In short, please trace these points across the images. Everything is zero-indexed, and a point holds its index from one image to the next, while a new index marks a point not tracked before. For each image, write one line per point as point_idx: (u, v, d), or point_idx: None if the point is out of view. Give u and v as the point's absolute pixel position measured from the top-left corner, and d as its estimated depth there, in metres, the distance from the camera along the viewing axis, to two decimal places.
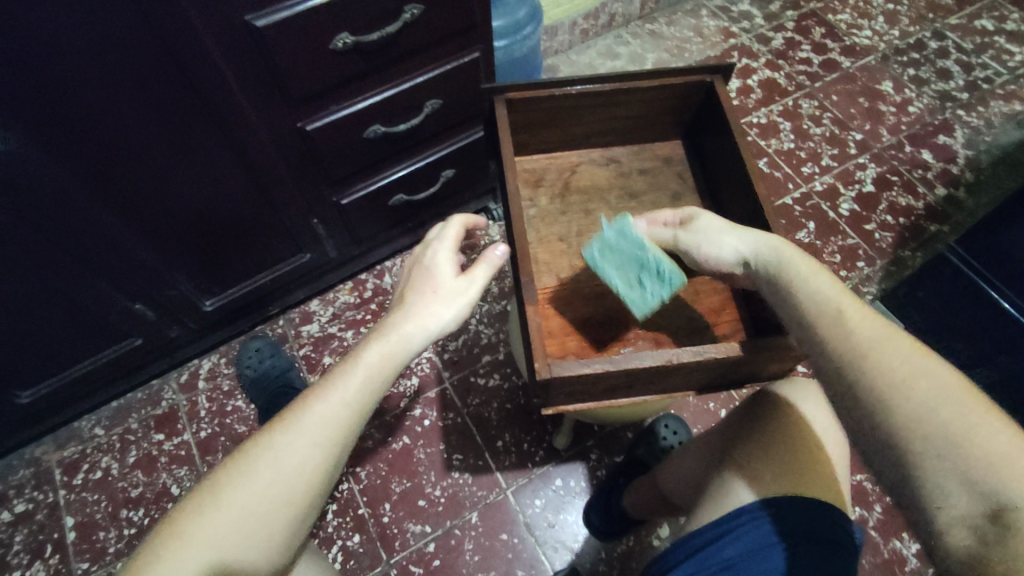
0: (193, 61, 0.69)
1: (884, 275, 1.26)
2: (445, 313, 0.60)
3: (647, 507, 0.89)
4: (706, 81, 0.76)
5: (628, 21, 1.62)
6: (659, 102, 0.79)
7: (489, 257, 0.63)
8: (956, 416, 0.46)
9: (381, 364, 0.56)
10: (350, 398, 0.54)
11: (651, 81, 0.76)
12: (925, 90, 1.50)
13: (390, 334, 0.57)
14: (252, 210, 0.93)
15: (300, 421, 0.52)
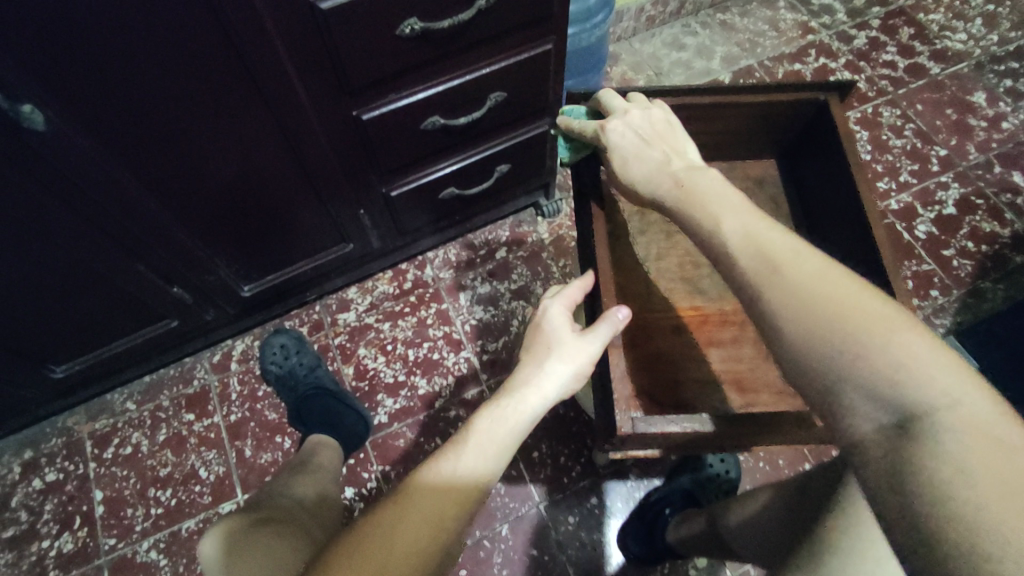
0: (251, 45, 0.64)
1: (960, 307, 1.16)
2: (561, 375, 0.59)
3: (701, 546, 0.86)
4: (819, 98, 0.74)
5: (699, 8, 1.51)
6: (763, 118, 0.78)
7: (609, 317, 0.59)
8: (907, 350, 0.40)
9: (503, 429, 0.56)
10: (469, 466, 0.53)
11: (759, 94, 0.74)
12: (1022, 105, 1.37)
13: (514, 399, 0.57)
14: (297, 199, 0.88)
15: (428, 482, 0.52)
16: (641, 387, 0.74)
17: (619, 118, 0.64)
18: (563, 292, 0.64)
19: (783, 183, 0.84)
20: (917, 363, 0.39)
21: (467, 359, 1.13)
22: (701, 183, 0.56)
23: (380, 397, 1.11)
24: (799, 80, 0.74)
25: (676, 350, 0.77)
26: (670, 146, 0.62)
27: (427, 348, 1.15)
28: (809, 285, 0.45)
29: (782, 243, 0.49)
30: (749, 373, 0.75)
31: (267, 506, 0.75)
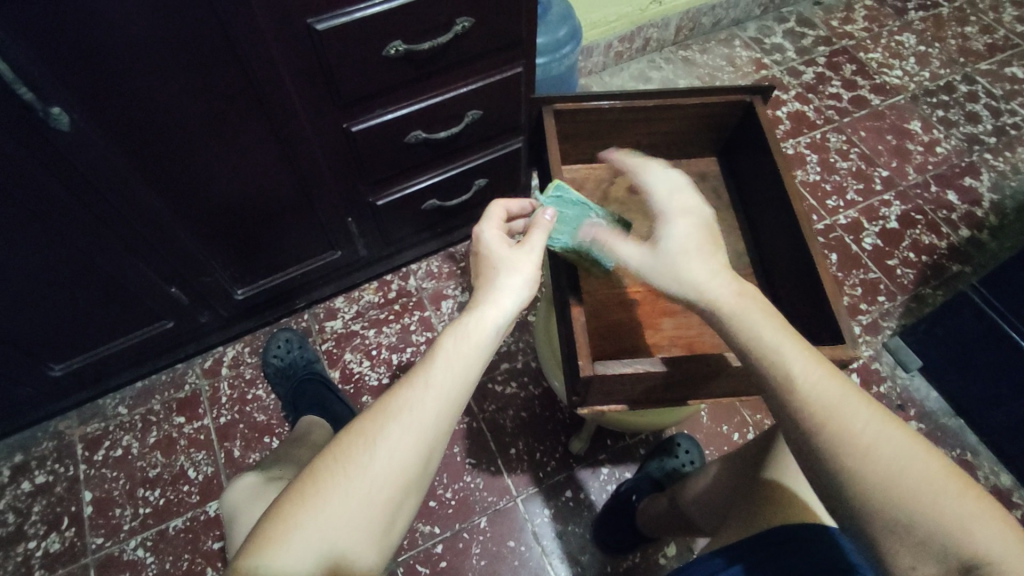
0: (256, 60, 0.73)
1: (903, 311, 1.26)
2: (511, 290, 0.60)
3: (665, 522, 0.90)
4: (746, 100, 0.85)
5: (662, 46, 1.65)
6: (701, 119, 0.88)
7: (541, 222, 0.66)
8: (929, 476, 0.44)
9: (470, 342, 0.56)
10: (436, 377, 0.53)
11: (697, 96, 0.85)
12: (953, 132, 1.52)
13: (473, 316, 0.58)
14: (290, 204, 0.95)
15: (403, 394, 0.51)
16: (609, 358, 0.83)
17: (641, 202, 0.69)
18: (491, 218, 0.68)
19: (729, 184, 0.94)
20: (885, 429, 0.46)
21: None
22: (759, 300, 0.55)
23: (364, 398, 1.16)
24: (729, 85, 0.85)
25: (640, 325, 0.85)
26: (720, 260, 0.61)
27: (410, 352, 1.21)
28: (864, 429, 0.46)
29: (838, 394, 0.48)
30: (699, 337, 0.84)
31: (275, 466, 0.85)
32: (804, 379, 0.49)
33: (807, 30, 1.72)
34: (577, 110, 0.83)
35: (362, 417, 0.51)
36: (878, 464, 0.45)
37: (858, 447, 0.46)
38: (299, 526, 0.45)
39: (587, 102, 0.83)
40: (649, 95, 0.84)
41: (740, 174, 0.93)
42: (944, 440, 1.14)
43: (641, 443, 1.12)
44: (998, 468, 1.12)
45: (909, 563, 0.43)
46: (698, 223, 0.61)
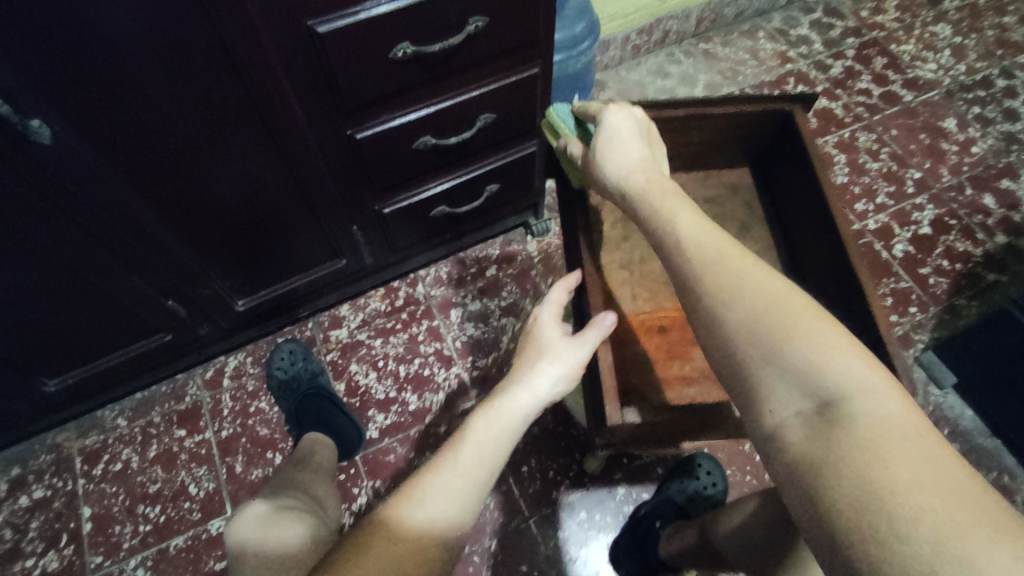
0: (253, 65, 0.67)
1: (937, 323, 1.20)
2: (558, 374, 0.66)
3: (690, 555, 0.86)
4: (786, 108, 0.78)
5: (682, 38, 1.58)
6: (735, 128, 0.81)
7: (600, 323, 0.69)
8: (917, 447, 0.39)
9: (516, 413, 0.62)
10: (484, 449, 0.58)
11: (732, 105, 0.78)
12: (990, 131, 1.44)
13: (523, 388, 0.64)
14: (292, 213, 0.90)
15: (452, 462, 0.56)
16: (634, 392, 0.80)
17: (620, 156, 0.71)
18: (554, 300, 0.72)
19: (759, 195, 0.88)
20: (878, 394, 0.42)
21: (457, 374, 1.15)
22: (664, 185, 0.60)
23: (371, 412, 1.12)
24: (767, 93, 0.78)
25: (666, 355, 0.82)
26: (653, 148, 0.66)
27: (418, 364, 1.16)
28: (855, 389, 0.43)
29: (798, 306, 0.47)
30: None
31: (279, 490, 0.80)
32: (689, 227, 0.54)
33: (835, 21, 1.63)
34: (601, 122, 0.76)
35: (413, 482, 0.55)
36: (752, 307, 0.47)
37: (736, 293, 0.49)
38: None
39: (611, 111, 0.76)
40: (681, 104, 0.77)
41: (771, 185, 0.86)
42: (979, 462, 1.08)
43: (659, 463, 1.07)
44: None
45: (774, 400, 0.45)
46: (620, 118, 0.67)
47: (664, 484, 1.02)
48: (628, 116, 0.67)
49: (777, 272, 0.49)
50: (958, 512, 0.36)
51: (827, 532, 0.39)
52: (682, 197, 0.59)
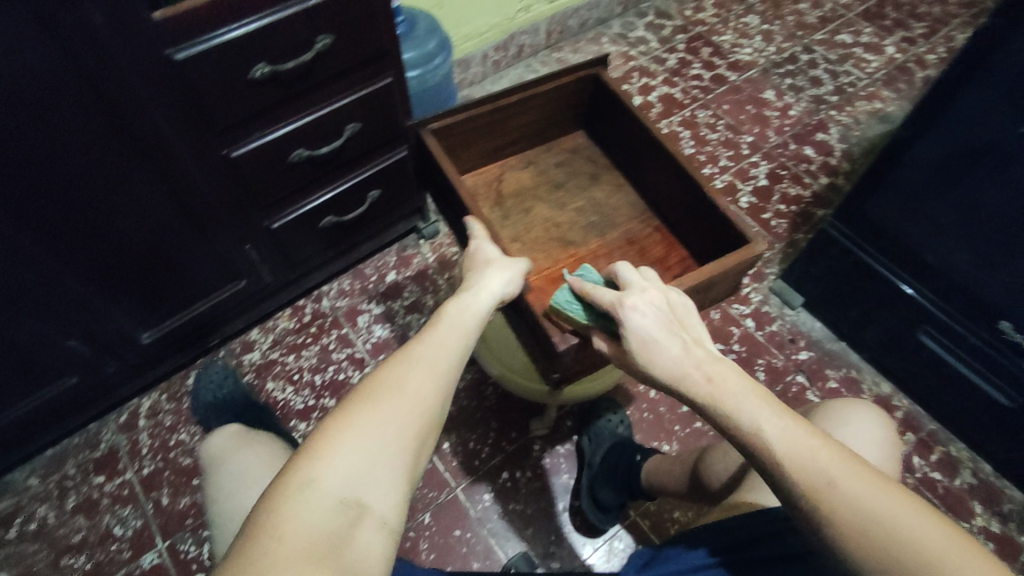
0: (121, 96, 0.74)
1: (782, 257, 1.40)
2: (502, 282, 0.71)
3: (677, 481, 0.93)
4: (591, 72, 0.94)
5: (536, 51, 1.77)
6: (560, 99, 0.97)
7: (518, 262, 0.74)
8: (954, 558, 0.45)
9: (468, 314, 0.65)
10: (444, 346, 0.60)
11: (548, 82, 0.93)
12: (802, 96, 1.70)
13: (469, 295, 0.68)
14: (184, 238, 0.96)
15: (417, 353, 0.59)
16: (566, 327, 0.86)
17: (637, 295, 0.64)
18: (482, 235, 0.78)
19: (599, 161, 1.03)
20: (900, 510, 0.47)
21: None
22: (728, 374, 0.57)
23: (293, 422, 1.17)
24: (574, 64, 0.93)
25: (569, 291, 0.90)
26: (688, 332, 0.62)
27: (333, 370, 1.22)
28: (879, 509, 0.47)
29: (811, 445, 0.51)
30: None
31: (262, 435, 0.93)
32: (788, 445, 0.51)
33: (664, 21, 1.87)
34: (451, 122, 0.89)
35: (384, 369, 0.57)
36: (872, 520, 0.47)
37: (848, 501, 0.48)
38: (339, 454, 0.50)
39: (458, 114, 0.89)
40: (509, 92, 0.91)
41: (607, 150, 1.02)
42: (832, 363, 1.26)
43: (568, 415, 1.18)
44: (879, 379, 1.25)
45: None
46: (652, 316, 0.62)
47: (588, 430, 1.12)
48: (652, 305, 0.63)
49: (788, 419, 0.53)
50: None
51: None
52: (750, 385, 0.56)
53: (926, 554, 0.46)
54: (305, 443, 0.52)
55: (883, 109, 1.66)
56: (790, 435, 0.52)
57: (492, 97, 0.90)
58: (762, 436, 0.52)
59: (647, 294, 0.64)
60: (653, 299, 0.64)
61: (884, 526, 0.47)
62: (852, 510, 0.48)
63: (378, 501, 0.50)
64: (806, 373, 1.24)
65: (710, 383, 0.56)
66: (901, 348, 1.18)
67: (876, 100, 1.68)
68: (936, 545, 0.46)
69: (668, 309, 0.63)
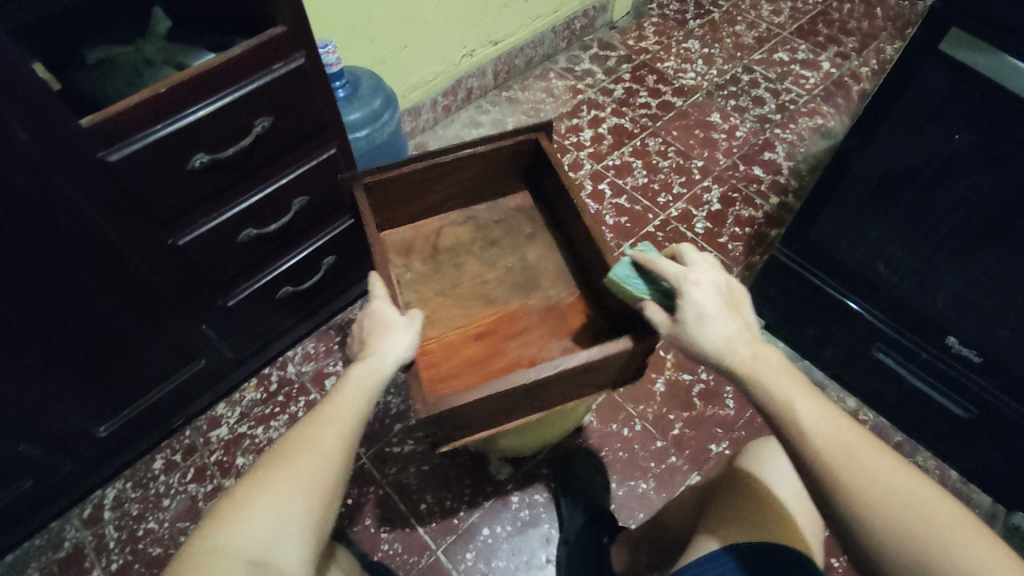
0: (53, 204, 0.72)
1: (741, 280, 1.43)
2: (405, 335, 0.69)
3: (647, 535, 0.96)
4: (532, 136, 0.96)
5: (485, 91, 1.79)
6: (502, 162, 0.98)
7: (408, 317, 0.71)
8: (957, 533, 0.50)
9: (370, 375, 0.65)
10: (344, 412, 0.62)
11: (485, 144, 0.94)
12: (747, 117, 1.74)
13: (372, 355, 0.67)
14: (134, 329, 0.93)
15: (319, 421, 0.61)
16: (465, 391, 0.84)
17: (697, 275, 0.67)
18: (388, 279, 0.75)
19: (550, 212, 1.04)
20: (913, 487, 0.53)
21: None
22: (768, 357, 0.62)
23: None
24: (513, 128, 0.95)
25: (484, 355, 0.87)
26: (740, 314, 0.66)
27: None
28: (893, 484, 0.53)
29: (837, 425, 0.57)
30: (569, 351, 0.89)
31: None
32: (819, 425, 0.56)
33: (609, 52, 1.92)
34: (384, 179, 0.91)
35: (288, 437, 0.61)
36: (886, 492, 0.52)
37: (868, 475, 0.53)
38: (242, 523, 0.56)
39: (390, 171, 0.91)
40: (442, 153, 0.93)
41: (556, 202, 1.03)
42: None
43: (544, 463, 1.17)
44: (843, 394, 1.28)
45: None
46: (708, 297, 0.65)
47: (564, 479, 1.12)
48: (712, 284, 0.67)
49: (824, 403, 0.59)
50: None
51: None
52: (788, 371, 0.61)
53: (933, 524, 0.51)
54: (214, 509, 0.58)
55: (825, 124, 1.71)
56: (815, 414, 0.57)
57: (424, 157, 0.92)
58: (791, 414, 0.58)
59: (704, 275, 0.67)
60: (710, 279, 0.67)
61: (897, 494, 0.52)
62: (866, 479, 0.53)
63: (278, 563, 0.55)
64: None
65: (751, 360, 0.61)
66: (860, 364, 1.21)
67: (817, 115, 1.73)
68: (946, 523, 0.51)
69: (724, 291, 0.67)
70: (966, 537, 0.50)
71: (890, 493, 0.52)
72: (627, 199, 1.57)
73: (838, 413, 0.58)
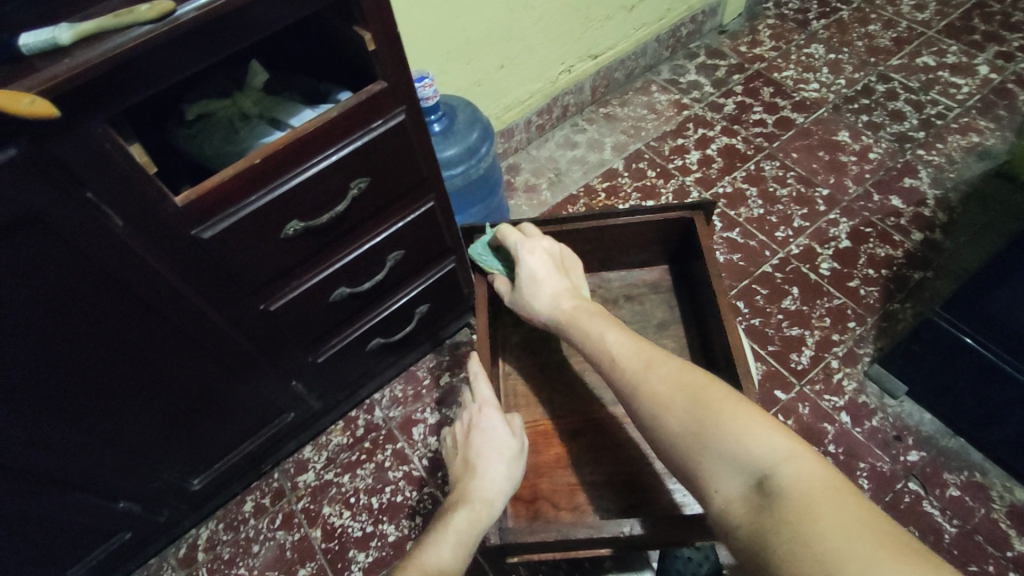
0: (145, 284, 0.69)
1: (877, 334, 1.24)
2: (508, 472, 0.69)
3: None
4: (684, 216, 0.87)
5: (582, 108, 1.67)
6: (644, 234, 0.91)
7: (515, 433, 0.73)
8: (742, 428, 0.55)
9: (476, 521, 0.65)
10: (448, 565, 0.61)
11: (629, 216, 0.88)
12: (882, 135, 1.52)
13: (478, 497, 0.67)
14: (226, 391, 0.91)
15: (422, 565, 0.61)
16: (545, 499, 0.81)
17: (528, 246, 0.80)
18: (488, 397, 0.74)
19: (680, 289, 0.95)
20: (705, 394, 0.59)
21: (430, 494, 1.14)
22: (587, 314, 0.74)
23: (351, 553, 1.10)
24: (666, 205, 0.87)
25: (577, 460, 0.83)
26: (570, 280, 0.80)
27: (390, 491, 1.15)
28: (681, 392, 0.60)
29: (645, 355, 0.66)
30: None
31: None
32: (622, 351, 0.67)
33: (718, 61, 1.74)
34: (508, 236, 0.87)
35: None
36: (678, 401, 0.60)
37: (661, 393, 0.62)
38: None
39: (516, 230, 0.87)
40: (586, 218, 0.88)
41: (687, 270, 0.94)
42: (949, 465, 1.10)
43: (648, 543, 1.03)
44: (1010, 482, 1.07)
45: (717, 481, 0.55)
46: (538, 262, 0.79)
47: (666, 554, 0.98)
48: (545, 250, 0.81)
49: (634, 339, 0.68)
50: (797, 466, 0.52)
51: (732, 520, 0.53)
52: (604, 320, 0.73)
53: (723, 424, 0.56)
54: None
55: (981, 142, 1.46)
56: (617, 351, 0.67)
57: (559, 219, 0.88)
58: (604, 356, 0.68)
59: (540, 246, 0.81)
60: (546, 249, 0.81)
61: (681, 400, 0.60)
62: (655, 396, 0.62)
63: None
64: (919, 479, 1.09)
65: (572, 318, 0.74)
66: None
67: (971, 132, 1.49)
68: (733, 418, 0.56)
69: (553, 259, 0.81)
70: (753, 429, 0.55)
71: (683, 403, 0.60)
72: (740, 232, 1.41)
73: (643, 345, 0.68)
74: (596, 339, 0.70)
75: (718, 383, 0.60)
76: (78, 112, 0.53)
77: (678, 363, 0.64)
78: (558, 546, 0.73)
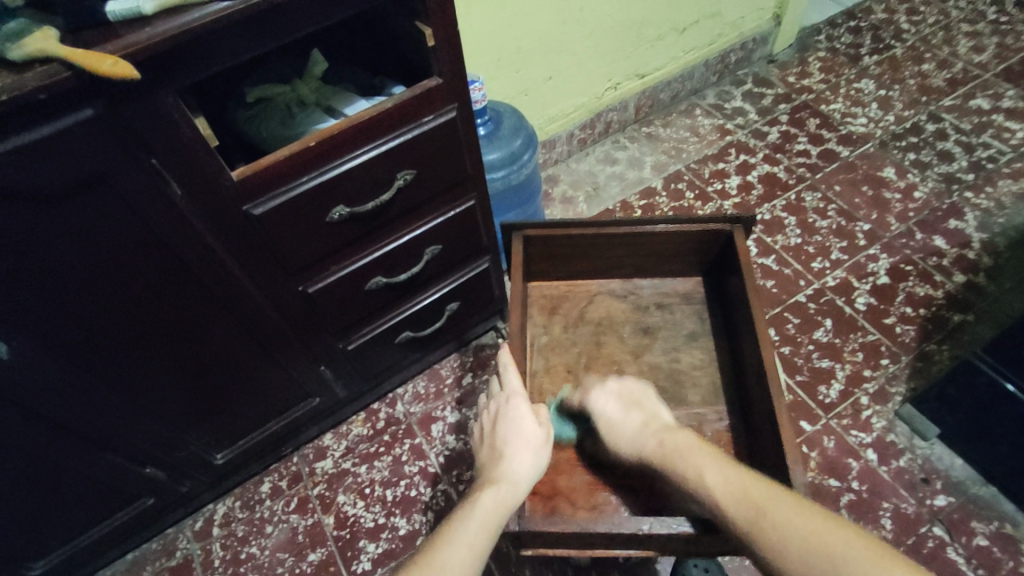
0: (195, 253, 0.72)
1: (911, 373, 1.21)
2: (534, 458, 0.71)
3: None
4: (724, 229, 0.88)
5: (625, 125, 1.68)
6: (681, 244, 0.91)
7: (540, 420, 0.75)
8: (842, 547, 0.55)
9: (503, 501, 0.65)
10: (475, 539, 0.61)
11: (669, 225, 0.89)
12: (929, 174, 1.49)
13: (506, 480, 0.68)
14: (258, 369, 0.93)
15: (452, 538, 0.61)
16: (562, 495, 0.82)
17: (597, 392, 0.83)
18: (517, 386, 0.77)
19: (714, 304, 0.96)
20: (796, 509, 0.60)
21: (444, 492, 1.14)
22: (677, 439, 0.73)
23: (361, 542, 1.11)
24: (707, 216, 0.88)
25: (598, 461, 0.84)
26: (646, 409, 0.79)
27: (404, 485, 1.16)
28: (770, 509, 0.61)
29: (735, 475, 0.66)
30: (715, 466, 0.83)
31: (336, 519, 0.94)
32: (709, 478, 0.66)
33: (765, 90, 1.74)
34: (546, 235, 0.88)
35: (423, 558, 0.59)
36: (768, 524, 0.60)
37: (749, 512, 0.62)
38: None
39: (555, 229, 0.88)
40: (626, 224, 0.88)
41: (722, 288, 0.94)
42: (979, 513, 1.06)
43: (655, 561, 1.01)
44: None
45: None
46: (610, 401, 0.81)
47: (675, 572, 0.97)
48: (613, 389, 0.82)
49: (717, 456, 0.69)
50: None
51: None
52: (700, 448, 0.71)
53: (820, 544, 0.56)
54: None
55: None
56: (702, 477, 0.67)
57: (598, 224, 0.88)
58: (692, 486, 0.67)
59: (608, 390, 0.82)
60: (614, 391, 0.82)
61: (773, 519, 0.60)
62: (744, 515, 0.62)
63: None
64: (945, 525, 1.05)
65: (663, 452, 0.72)
66: None
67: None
68: (829, 539, 0.56)
69: (625, 393, 0.81)
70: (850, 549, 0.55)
71: (771, 518, 0.60)
72: (776, 259, 1.40)
73: (732, 468, 0.67)
74: (686, 468, 0.69)
75: (804, 502, 0.61)
76: (152, 78, 0.57)
77: (760, 480, 0.65)
78: (578, 543, 0.74)
